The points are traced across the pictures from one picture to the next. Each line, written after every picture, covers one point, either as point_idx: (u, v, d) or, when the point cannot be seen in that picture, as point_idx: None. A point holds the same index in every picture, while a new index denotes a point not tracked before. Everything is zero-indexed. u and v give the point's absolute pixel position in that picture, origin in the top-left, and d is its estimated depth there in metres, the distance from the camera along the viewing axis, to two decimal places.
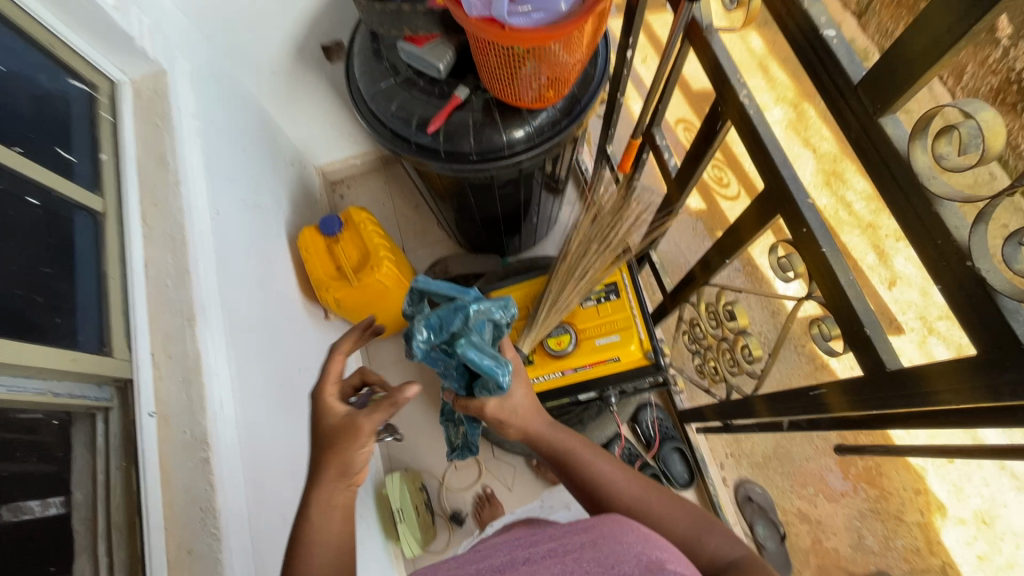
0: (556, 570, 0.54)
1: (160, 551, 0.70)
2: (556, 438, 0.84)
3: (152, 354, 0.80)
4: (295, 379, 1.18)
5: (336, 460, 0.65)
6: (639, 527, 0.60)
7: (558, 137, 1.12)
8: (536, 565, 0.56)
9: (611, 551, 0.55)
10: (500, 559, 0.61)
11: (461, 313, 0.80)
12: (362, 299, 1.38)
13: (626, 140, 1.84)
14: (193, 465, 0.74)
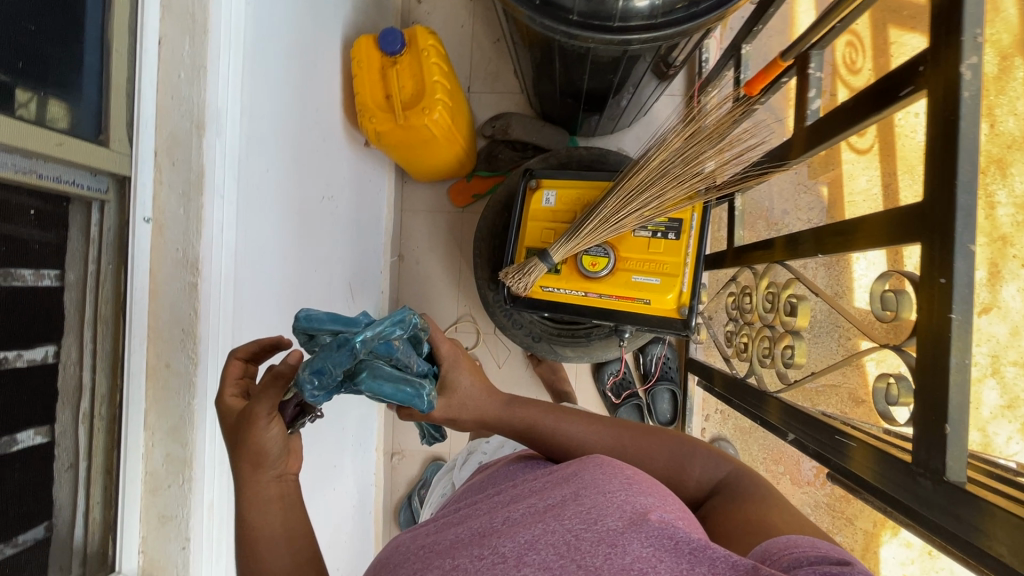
0: (535, 530, 0.44)
1: (141, 354, 0.72)
2: (515, 416, 0.76)
3: (155, 155, 0.73)
4: (315, 209, 1.12)
5: (246, 453, 0.57)
6: (624, 471, 0.52)
7: (688, 24, 0.86)
8: (511, 527, 0.46)
9: (593, 501, 0.47)
10: (469, 526, 0.49)
11: (349, 354, 0.55)
12: (405, 139, 1.25)
13: (771, 40, 1.46)
14: (181, 285, 0.73)
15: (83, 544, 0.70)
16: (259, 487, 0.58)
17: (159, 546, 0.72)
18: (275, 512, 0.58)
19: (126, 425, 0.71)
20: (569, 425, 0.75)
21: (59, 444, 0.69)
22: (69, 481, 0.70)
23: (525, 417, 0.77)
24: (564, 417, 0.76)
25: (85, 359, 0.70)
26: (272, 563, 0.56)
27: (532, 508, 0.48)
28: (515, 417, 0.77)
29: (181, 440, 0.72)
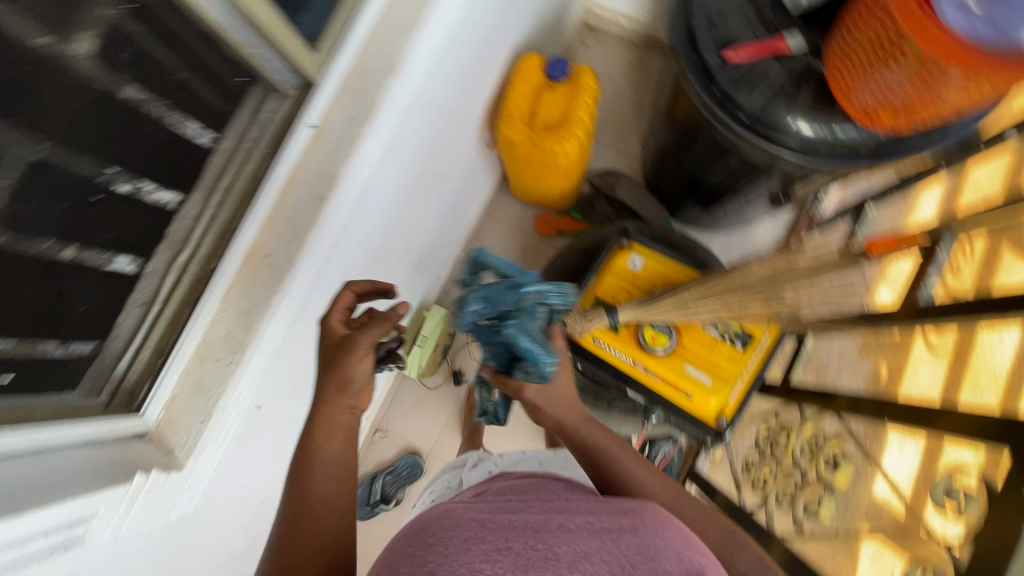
0: (596, 544, 0.52)
1: (251, 236, 0.76)
2: (589, 435, 0.77)
3: (344, 77, 0.80)
4: (430, 181, 1.18)
5: (336, 375, 0.61)
6: (677, 526, 0.59)
7: (843, 165, 0.88)
8: (572, 533, 0.54)
9: (650, 539, 0.54)
10: (532, 517, 0.57)
11: (514, 294, 0.81)
12: (529, 156, 1.30)
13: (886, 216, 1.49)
14: (313, 193, 0.77)
15: (122, 378, 0.73)
16: (335, 409, 0.60)
17: (182, 412, 0.74)
18: (337, 441, 0.60)
19: (209, 290, 0.74)
20: (636, 467, 0.75)
21: (142, 280, 0.73)
22: (135, 316, 0.74)
23: (599, 443, 0.77)
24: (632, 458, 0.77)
25: (200, 222, 0.75)
26: (318, 489, 0.57)
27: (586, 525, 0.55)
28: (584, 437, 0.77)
29: (247, 325, 0.75)
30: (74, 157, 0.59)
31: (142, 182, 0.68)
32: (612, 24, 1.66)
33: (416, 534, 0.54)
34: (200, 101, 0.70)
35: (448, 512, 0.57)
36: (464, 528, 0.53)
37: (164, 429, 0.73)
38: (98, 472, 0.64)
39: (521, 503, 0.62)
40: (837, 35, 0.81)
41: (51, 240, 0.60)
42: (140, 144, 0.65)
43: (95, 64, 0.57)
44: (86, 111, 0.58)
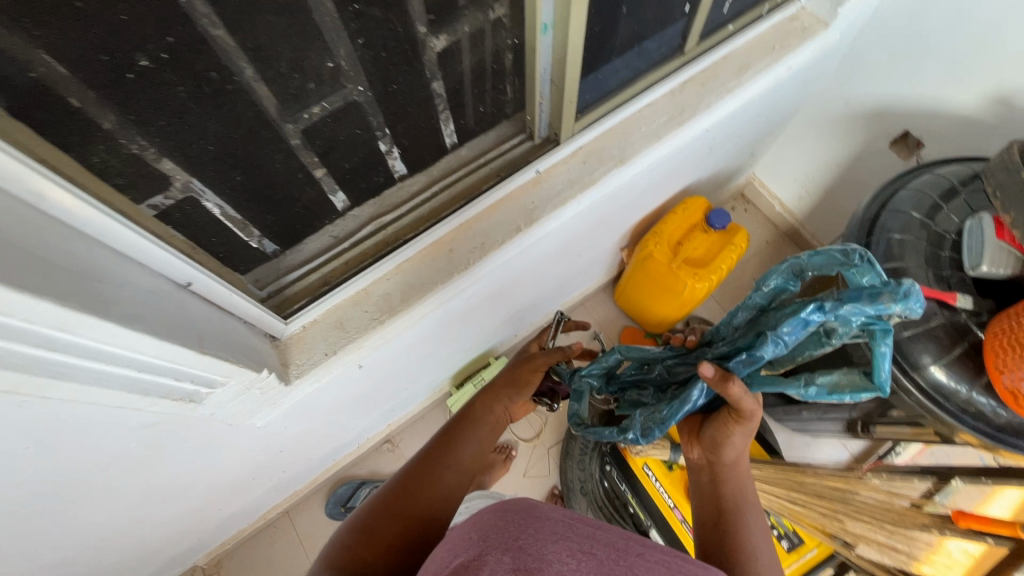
0: None
1: (447, 227, 0.86)
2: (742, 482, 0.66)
3: (579, 148, 0.94)
4: (572, 257, 1.28)
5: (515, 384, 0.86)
6: None
7: (964, 426, 0.90)
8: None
9: None
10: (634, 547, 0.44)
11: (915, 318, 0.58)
12: (659, 277, 1.40)
13: None
14: (512, 221, 0.88)
15: (288, 285, 0.81)
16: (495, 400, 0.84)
17: (315, 338, 0.80)
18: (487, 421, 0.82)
19: (394, 254, 0.84)
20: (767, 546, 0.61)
21: (344, 218, 0.83)
22: (323, 243, 0.83)
23: (736, 493, 0.65)
24: (760, 541, 0.61)
25: (416, 199, 0.87)
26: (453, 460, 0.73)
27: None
28: (719, 471, 0.66)
29: (406, 296, 0.83)
30: (375, 110, 0.70)
31: (395, 149, 0.79)
32: (767, 206, 1.67)
33: (510, 509, 0.46)
34: (474, 115, 0.84)
35: (554, 506, 0.47)
36: (559, 529, 0.43)
37: (293, 344, 0.79)
38: (243, 352, 0.69)
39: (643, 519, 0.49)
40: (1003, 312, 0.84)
41: (315, 157, 0.69)
42: (419, 128, 0.79)
43: (436, 59, 0.70)
44: (410, 92, 0.72)
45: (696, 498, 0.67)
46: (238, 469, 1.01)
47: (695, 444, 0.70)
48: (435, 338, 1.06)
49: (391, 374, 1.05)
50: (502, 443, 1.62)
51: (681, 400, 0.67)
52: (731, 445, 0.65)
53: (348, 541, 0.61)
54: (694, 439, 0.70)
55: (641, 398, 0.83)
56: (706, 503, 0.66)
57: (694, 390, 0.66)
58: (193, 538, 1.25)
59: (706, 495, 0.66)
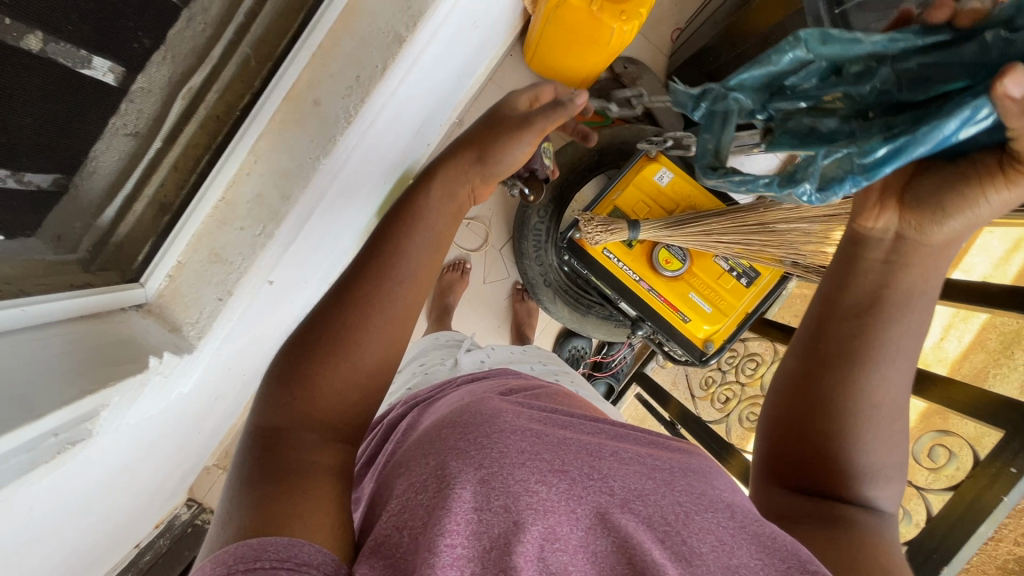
0: (648, 483, 0.55)
1: (297, 70, 0.56)
2: (908, 278, 0.54)
3: None
4: (470, 29, 0.95)
5: (483, 148, 0.68)
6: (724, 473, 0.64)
7: None
8: (624, 464, 0.57)
9: (700, 487, 0.57)
10: (582, 439, 0.59)
11: None
12: (576, 25, 1.11)
13: None
14: (384, 29, 0.57)
15: (109, 229, 0.55)
16: (457, 182, 0.67)
17: (193, 284, 0.59)
18: (411, 288, 0.60)
19: (239, 136, 0.56)
20: (888, 390, 0.56)
21: (132, 100, 0.50)
22: (123, 150, 0.53)
23: (892, 329, 0.55)
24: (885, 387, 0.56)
25: (229, 35, 0.55)
26: (377, 336, 0.57)
27: (636, 466, 0.57)
28: (888, 284, 0.55)
29: (284, 190, 0.58)
30: None
31: None
32: None
33: (464, 427, 0.57)
34: None
35: (499, 414, 0.59)
36: (500, 438, 0.54)
37: (169, 300, 0.59)
38: (99, 361, 0.48)
39: (565, 420, 0.65)
40: None
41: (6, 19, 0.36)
42: None
43: None
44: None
45: (831, 309, 0.58)
46: (192, 411, 0.90)
47: (891, 208, 0.52)
48: (341, 205, 0.83)
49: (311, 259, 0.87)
50: (453, 261, 1.55)
51: (918, 134, 0.44)
52: (965, 216, 0.48)
53: (276, 404, 0.55)
54: (893, 201, 0.52)
55: (832, 133, 0.51)
56: (847, 318, 0.57)
57: (953, 116, 0.43)
58: (191, 457, 1.23)
59: (846, 317, 0.57)
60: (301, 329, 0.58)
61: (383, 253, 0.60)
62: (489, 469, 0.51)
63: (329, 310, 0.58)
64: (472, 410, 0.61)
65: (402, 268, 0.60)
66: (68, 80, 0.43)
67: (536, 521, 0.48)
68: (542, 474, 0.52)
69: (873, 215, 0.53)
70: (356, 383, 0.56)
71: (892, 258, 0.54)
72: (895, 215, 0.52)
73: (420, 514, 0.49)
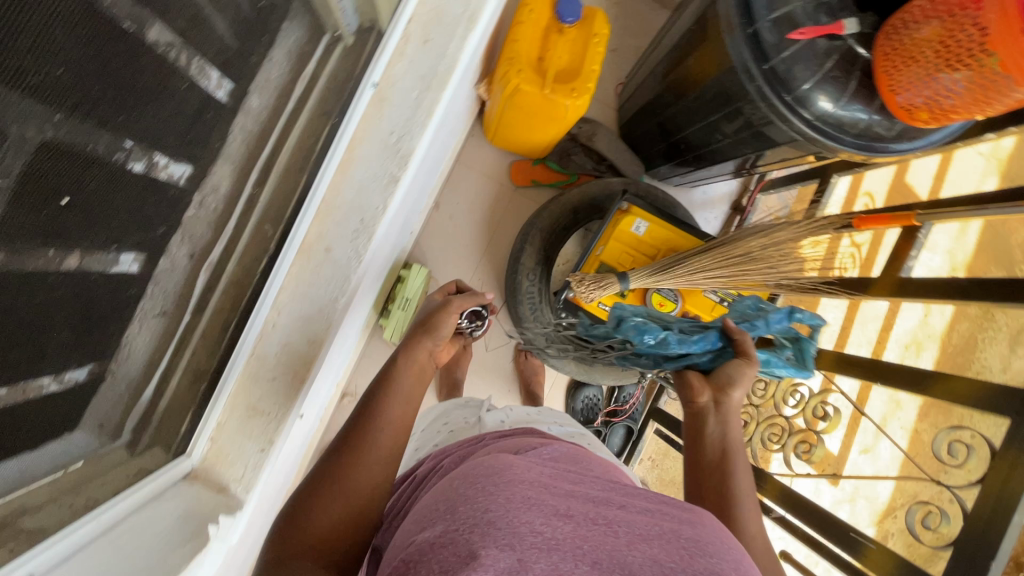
0: (659, 519, 0.49)
1: (305, 226, 0.61)
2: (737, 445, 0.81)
3: (409, 23, 0.63)
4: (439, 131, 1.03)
5: (427, 324, 0.83)
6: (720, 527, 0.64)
7: (857, 146, 0.93)
8: (629, 500, 0.52)
9: (714, 525, 0.51)
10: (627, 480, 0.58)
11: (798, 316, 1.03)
12: (533, 106, 1.20)
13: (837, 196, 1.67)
14: (380, 172, 0.63)
15: (148, 408, 0.57)
16: (416, 348, 0.78)
17: (235, 439, 0.62)
18: (391, 433, 0.69)
19: (263, 294, 0.59)
20: (755, 534, 0.73)
21: (157, 280, 0.53)
22: (154, 330, 0.55)
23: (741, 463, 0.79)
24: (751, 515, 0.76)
25: (239, 209, 0.59)
26: (373, 475, 0.65)
27: (644, 516, 0.49)
28: (727, 454, 0.81)
29: (308, 334, 0.62)
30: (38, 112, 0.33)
31: (156, 155, 0.46)
32: None
33: (480, 475, 0.51)
34: (232, 47, 0.50)
35: (512, 463, 0.52)
36: (513, 485, 0.48)
37: (214, 462, 0.62)
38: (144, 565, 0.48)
39: (579, 475, 0.55)
40: (906, 24, 0.80)
41: (51, 249, 0.38)
42: (165, 111, 0.45)
43: None
44: (137, 72, 0.40)
45: (698, 469, 0.80)
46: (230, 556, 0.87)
47: (703, 390, 0.87)
48: None
49: None
50: None
51: (703, 334, 0.97)
52: (736, 395, 0.86)
53: (277, 541, 0.60)
54: (704, 386, 0.87)
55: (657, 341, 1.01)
56: (710, 471, 0.79)
57: (709, 334, 0.97)
58: None
59: (710, 473, 0.79)
60: (308, 476, 0.65)
61: (366, 410, 0.71)
62: (494, 511, 0.45)
63: (322, 465, 0.66)
64: (483, 461, 0.55)
65: (380, 417, 0.69)
66: (104, 284, 0.45)
67: (539, 560, 0.41)
68: (543, 524, 0.44)
69: (697, 391, 0.87)
70: (344, 507, 0.62)
71: (724, 442, 0.82)
72: (707, 394, 0.86)
73: (425, 558, 0.42)
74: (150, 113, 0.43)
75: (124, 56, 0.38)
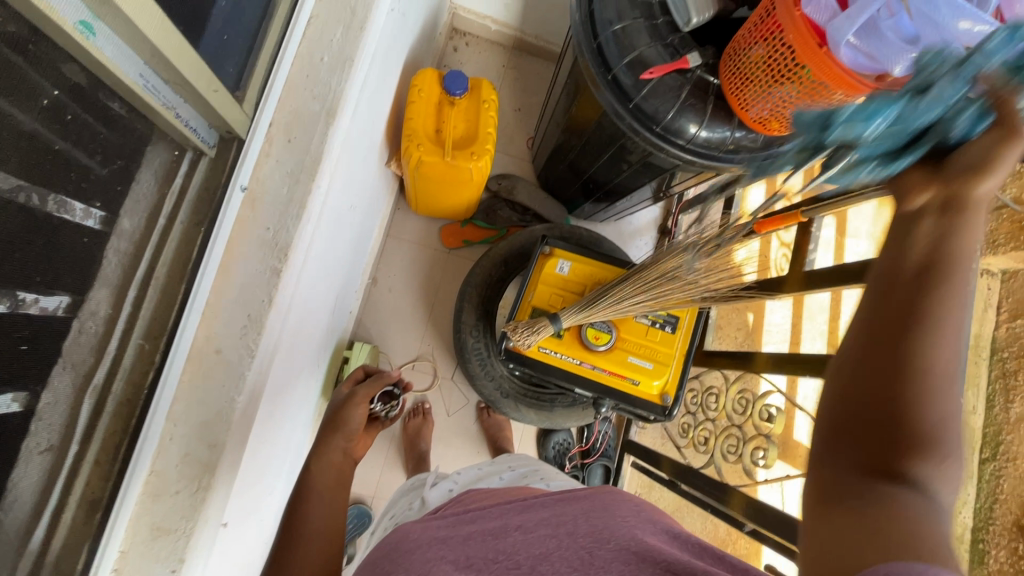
0: (550, 545, 0.55)
1: (191, 332, 0.61)
2: (930, 287, 0.46)
3: (271, 127, 0.67)
4: (346, 214, 1.06)
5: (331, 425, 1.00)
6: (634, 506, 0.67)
7: (728, 162, 1.02)
8: (531, 536, 0.57)
9: (604, 523, 0.57)
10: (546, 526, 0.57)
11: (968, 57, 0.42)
12: (440, 175, 1.26)
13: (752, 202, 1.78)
14: (261, 268, 0.65)
15: (41, 552, 0.54)
16: (329, 449, 0.96)
17: (143, 567, 0.59)
18: (312, 552, 0.80)
19: (153, 408, 0.59)
20: (949, 408, 0.45)
21: (41, 417, 0.53)
22: (42, 467, 0.54)
23: (945, 329, 0.45)
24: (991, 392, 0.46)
25: (121, 328, 0.59)
26: (315, 533, 0.83)
27: (541, 531, 0.57)
28: (938, 254, 0.46)
29: (209, 440, 0.61)
30: None
31: (22, 293, 0.47)
32: (481, 27, 1.71)
33: (381, 560, 0.59)
34: (88, 178, 0.52)
35: (406, 536, 0.62)
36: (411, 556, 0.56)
37: None
38: None
39: (487, 526, 0.62)
40: (737, 51, 0.89)
41: None
42: (29, 249, 0.46)
43: None
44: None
45: (887, 276, 0.48)
46: None
47: (927, 190, 0.48)
48: (274, 410, 0.87)
49: (259, 473, 0.87)
50: (411, 407, 1.56)
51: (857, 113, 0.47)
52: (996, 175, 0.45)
53: None
54: (923, 179, 0.48)
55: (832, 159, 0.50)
56: (907, 279, 0.47)
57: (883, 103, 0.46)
58: None
59: (893, 288, 0.47)
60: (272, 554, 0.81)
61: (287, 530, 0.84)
62: None
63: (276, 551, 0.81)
64: (387, 542, 0.64)
65: (306, 526, 0.83)
66: None
67: None
68: (453, 575, 0.52)
69: (915, 196, 0.48)
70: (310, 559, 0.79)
71: (931, 261, 0.46)
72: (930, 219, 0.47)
73: None
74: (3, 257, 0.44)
75: None
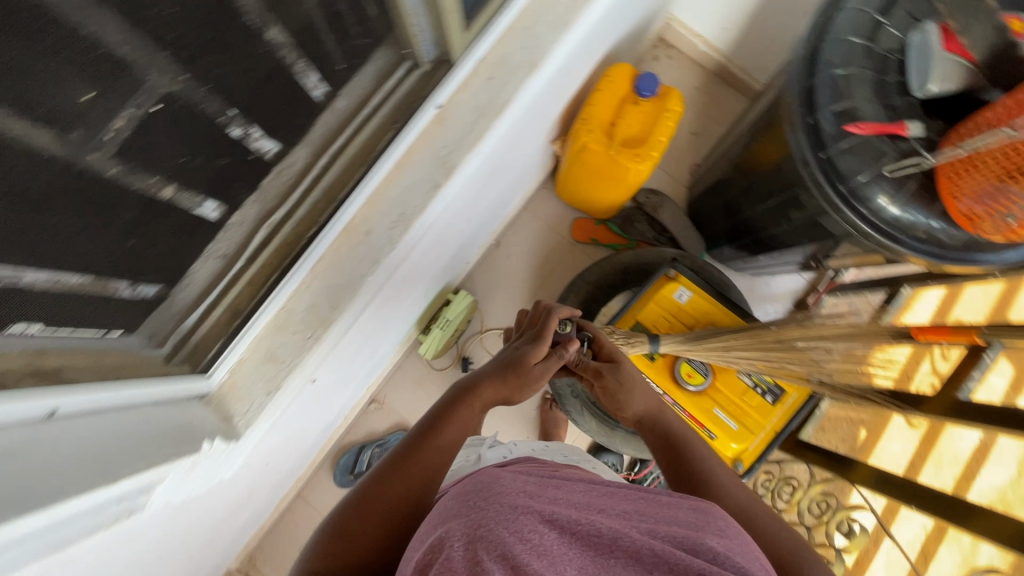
0: (646, 527, 0.51)
1: (354, 209, 0.71)
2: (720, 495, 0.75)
3: (479, 62, 0.75)
4: (502, 170, 1.14)
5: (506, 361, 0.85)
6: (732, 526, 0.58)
7: (912, 250, 0.90)
8: (615, 516, 0.52)
9: (677, 527, 0.52)
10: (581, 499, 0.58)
11: None
12: (598, 166, 1.28)
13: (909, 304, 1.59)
14: (426, 175, 0.73)
15: (187, 332, 0.68)
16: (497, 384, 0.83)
17: (248, 378, 0.70)
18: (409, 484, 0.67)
19: (304, 257, 0.69)
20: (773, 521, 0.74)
21: (227, 229, 0.67)
22: (213, 267, 0.68)
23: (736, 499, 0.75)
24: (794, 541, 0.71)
25: (307, 182, 0.71)
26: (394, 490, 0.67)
27: (623, 519, 0.53)
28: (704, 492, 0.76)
29: (334, 301, 0.71)
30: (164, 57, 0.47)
31: (252, 127, 0.61)
32: (689, 44, 1.69)
33: (468, 490, 0.55)
34: (332, 55, 0.64)
35: (499, 477, 0.57)
36: (509, 499, 0.52)
37: (226, 393, 0.69)
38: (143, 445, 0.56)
39: (562, 485, 0.60)
40: (968, 130, 0.80)
41: (157, 176, 0.54)
42: (267, 92, 0.59)
43: None
44: (253, 62, 0.55)
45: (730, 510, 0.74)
46: (221, 505, 0.93)
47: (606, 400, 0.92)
48: (382, 308, 0.97)
49: (348, 357, 0.97)
50: None
51: None
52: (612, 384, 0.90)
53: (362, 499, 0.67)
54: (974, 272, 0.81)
55: None
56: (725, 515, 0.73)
57: None
58: (212, 559, 1.25)
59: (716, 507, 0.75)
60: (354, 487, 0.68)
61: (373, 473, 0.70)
62: (483, 522, 0.49)
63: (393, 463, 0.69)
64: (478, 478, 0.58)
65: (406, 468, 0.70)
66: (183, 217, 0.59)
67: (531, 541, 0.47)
68: (516, 502, 0.51)
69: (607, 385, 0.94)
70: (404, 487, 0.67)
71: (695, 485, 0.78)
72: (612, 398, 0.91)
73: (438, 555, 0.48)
74: (241, 85, 0.56)
75: (238, 40, 0.52)
